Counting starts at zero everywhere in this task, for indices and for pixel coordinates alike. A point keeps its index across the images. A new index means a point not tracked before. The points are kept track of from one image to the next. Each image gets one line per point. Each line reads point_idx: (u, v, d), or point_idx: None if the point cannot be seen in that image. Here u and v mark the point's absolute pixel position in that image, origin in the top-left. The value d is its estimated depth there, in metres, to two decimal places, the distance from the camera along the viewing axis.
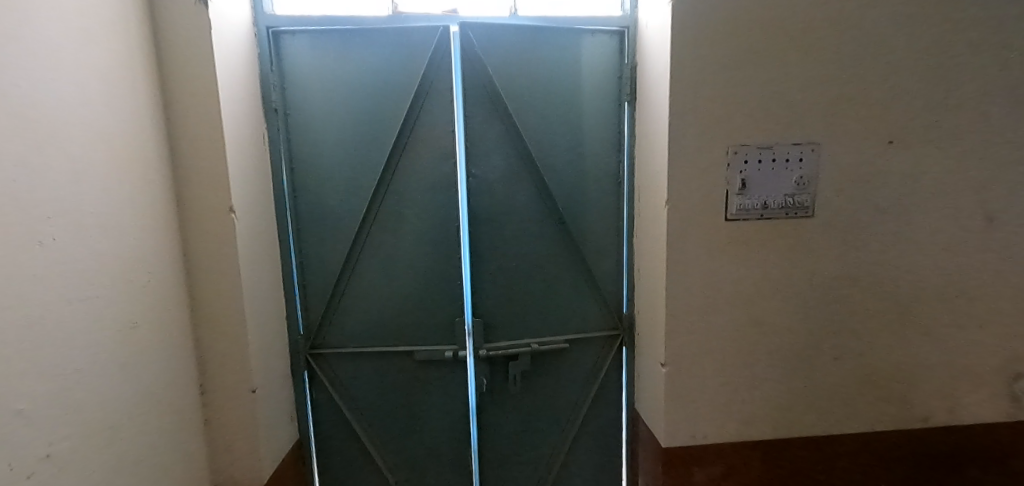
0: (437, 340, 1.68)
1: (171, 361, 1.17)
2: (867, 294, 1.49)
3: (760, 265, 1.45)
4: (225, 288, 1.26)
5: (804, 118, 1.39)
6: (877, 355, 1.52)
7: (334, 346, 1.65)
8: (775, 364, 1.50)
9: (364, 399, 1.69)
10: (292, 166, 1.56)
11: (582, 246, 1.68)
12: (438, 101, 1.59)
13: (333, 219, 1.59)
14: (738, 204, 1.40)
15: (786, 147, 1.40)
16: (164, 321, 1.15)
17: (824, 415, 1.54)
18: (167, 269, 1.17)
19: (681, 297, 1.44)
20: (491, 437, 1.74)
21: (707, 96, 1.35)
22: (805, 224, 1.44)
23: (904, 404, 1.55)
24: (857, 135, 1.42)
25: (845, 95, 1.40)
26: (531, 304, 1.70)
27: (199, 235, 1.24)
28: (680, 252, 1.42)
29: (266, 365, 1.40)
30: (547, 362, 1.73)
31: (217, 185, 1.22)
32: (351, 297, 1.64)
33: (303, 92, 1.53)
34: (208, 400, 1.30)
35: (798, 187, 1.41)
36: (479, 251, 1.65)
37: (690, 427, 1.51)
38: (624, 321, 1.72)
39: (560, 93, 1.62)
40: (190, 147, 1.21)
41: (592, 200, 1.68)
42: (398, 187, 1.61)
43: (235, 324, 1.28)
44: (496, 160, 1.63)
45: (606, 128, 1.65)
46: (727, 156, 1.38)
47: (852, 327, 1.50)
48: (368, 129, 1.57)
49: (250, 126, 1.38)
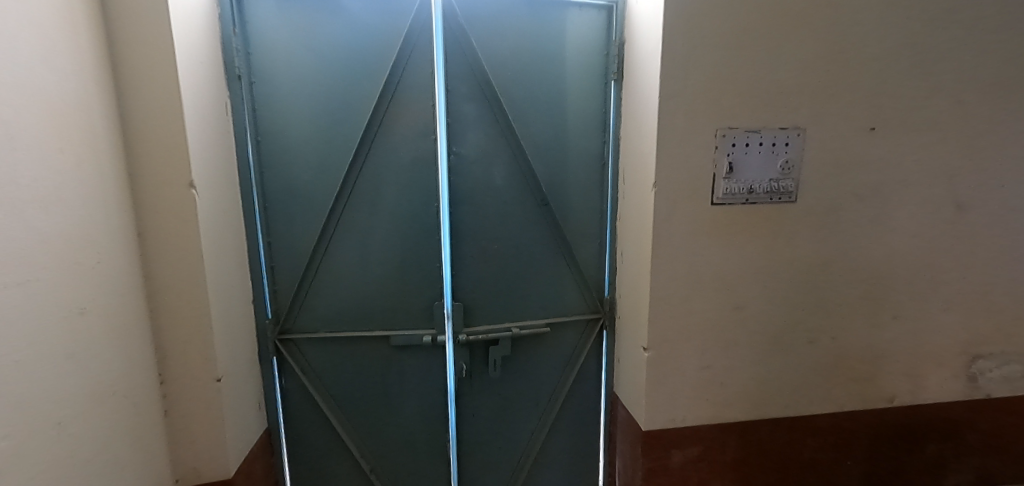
0: (415, 324, 1.62)
1: (126, 350, 1.07)
2: (842, 279, 1.52)
3: (743, 250, 1.45)
4: (187, 271, 1.16)
5: (792, 102, 1.38)
6: (850, 338, 1.56)
7: (306, 331, 1.57)
8: (754, 348, 1.52)
9: (337, 385, 1.62)
10: (258, 139, 1.45)
11: (564, 229, 1.65)
12: (417, 72, 1.50)
13: (304, 197, 1.50)
14: (724, 188, 1.39)
15: (773, 131, 1.39)
16: (117, 306, 1.05)
17: (798, 397, 1.58)
18: (121, 250, 1.07)
19: (665, 282, 1.43)
20: (469, 423, 1.71)
21: (699, 76, 1.32)
22: (788, 208, 1.44)
23: (873, 386, 1.60)
24: (842, 121, 1.42)
25: (832, 79, 1.39)
26: (513, 287, 1.66)
27: (154, 211, 1.13)
28: (666, 236, 1.40)
29: (232, 352, 1.31)
30: (528, 346, 1.71)
31: (175, 158, 1.11)
32: (324, 279, 1.56)
33: (270, 59, 1.42)
34: (167, 389, 1.21)
35: (784, 172, 1.41)
36: (459, 233, 1.59)
37: (670, 411, 1.51)
38: (606, 305, 1.71)
39: (544, 70, 1.56)
40: (143, 115, 1.09)
41: (575, 181, 1.64)
42: (375, 164, 1.52)
43: (198, 310, 1.18)
44: (478, 137, 1.56)
45: (592, 108, 1.60)
46: (715, 139, 1.36)
47: (827, 311, 1.53)
48: (343, 101, 1.47)
49: (212, 95, 1.26)
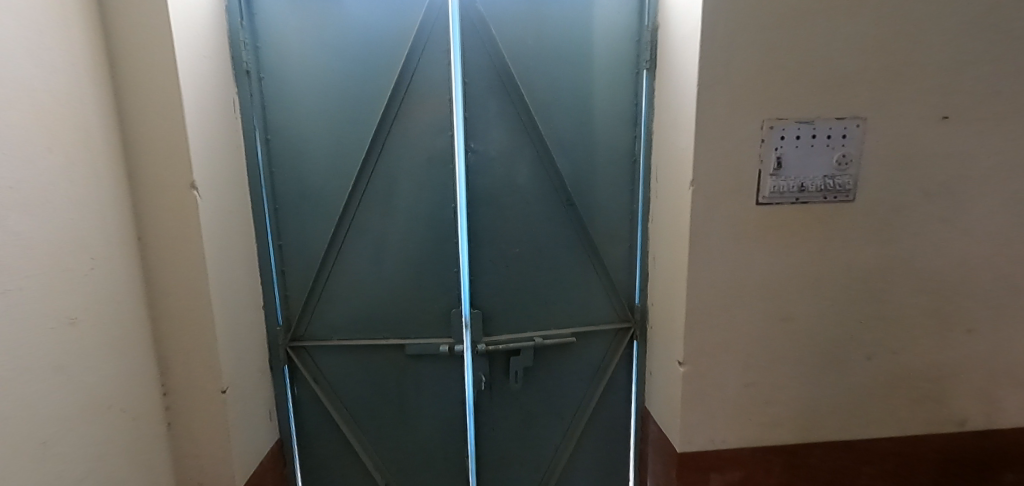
0: (431, 332, 1.53)
1: (124, 361, 1.01)
2: (906, 288, 1.35)
3: (793, 255, 1.30)
4: (189, 277, 1.10)
5: (850, 88, 1.22)
6: (914, 354, 1.39)
7: (318, 339, 1.50)
8: (804, 364, 1.37)
9: (351, 395, 1.55)
10: (268, 137, 1.38)
11: (591, 231, 1.53)
12: (433, 64, 1.40)
13: (315, 199, 1.43)
14: (771, 186, 1.24)
15: (828, 121, 1.23)
16: (113, 315, 0.99)
17: (854, 419, 1.41)
18: (118, 255, 1.01)
19: (703, 290, 1.29)
20: (489, 438, 1.61)
21: (743, 60, 1.18)
22: (844, 208, 1.29)
23: (942, 408, 1.42)
24: (909, 109, 1.25)
25: (897, 62, 1.22)
26: (535, 294, 1.55)
27: (154, 214, 1.07)
28: (705, 240, 1.26)
29: (239, 362, 1.24)
30: (551, 357, 1.59)
31: (176, 157, 1.05)
32: (336, 284, 1.48)
33: (280, 54, 1.35)
34: (171, 401, 1.15)
35: (840, 168, 1.25)
36: (478, 235, 1.49)
37: (708, 432, 1.38)
38: (636, 313, 1.57)
39: (569, 60, 1.44)
40: (143, 113, 1.03)
41: (604, 180, 1.51)
42: (389, 163, 1.44)
43: (201, 318, 1.12)
44: (498, 133, 1.46)
45: (621, 100, 1.47)
46: (762, 132, 1.22)
47: (888, 324, 1.36)
48: (355, 96, 1.39)
49: (218, 91, 1.19)
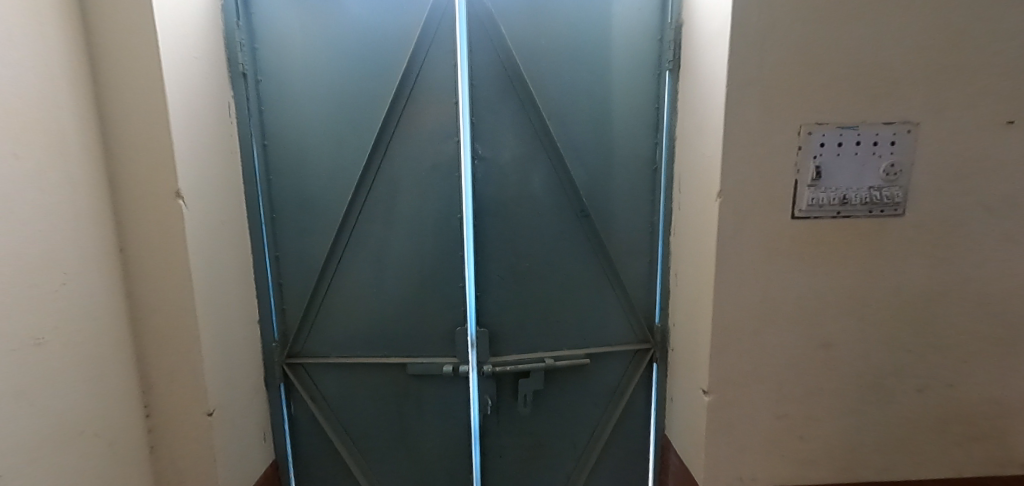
0: (435, 351, 1.44)
1: (101, 383, 0.95)
2: (963, 313, 1.20)
3: (833, 275, 1.17)
4: (174, 292, 1.03)
5: (900, 90, 1.09)
6: (972, 387, 1.23)
7: (316, 355, 1.42)
8: (844, 396, 1.23)
9: (350, 416, 1.46)
10: (265, 143, 1.31)
11: (607, 244, 1.42)
12: (439, 66, 1.32)
13: (314, 208, 1.35)
14: (809, 198, 1.12)
15: (874, 126, 1.10)
16: (90, 333, 0.92)
17: (901, 458, 1.27)
18: (95, 269, 0.94)
19: (731, 312, 1.17)
20: (495, 465, 1.50)
21: (778, 58, 1.06)
22: (892, 223, 1.15)
23: (1004, 448, 1.26)
24: (968, 113, 1.11)
25: (955, 61, 1.09)
26: (546, 311, 1.45)
27: (138, 224, 1.00)
28: (733, 257, 1.14)
29: (229, 381, 1.17)
30: (563, 379, 1.48)
31: (161, 165, 0.99)
32: (336, 298, 1.40)
33: (278, 55, 1.28)
34: (154, 423, 1.08)
35: (887, 178, 1.12)
36: (485, 248, 1.40)
37: (735, 468, 1.25)
38: (656, 334, 1.46)
39: (584, 60, 1.34)
40: (126, 118, 0.97)
41: (621, 190, 1.40)
42: (392, 170, 1.35)
43: (186, 335, 1.05)
44: (508, 139, 1.36)
45: (642, 103, 1.36)
46: (799, 138, 1.10)
47: (941, 352, 1.22)
48: (356, 99, 1.31)
49: (210, 94, 1.13)
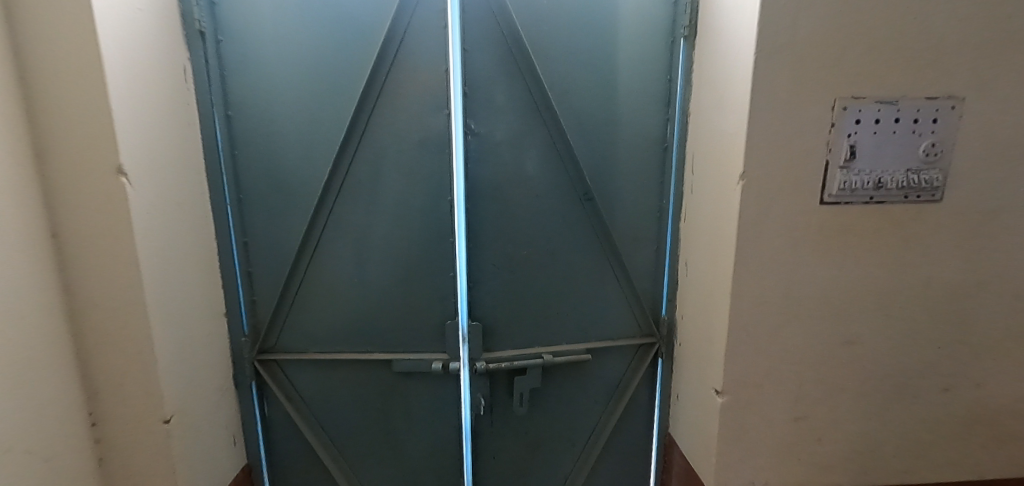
0: (423, 345, 1.32)
1: (35, 390, 0.82)
2: (995, 308, 1.11)
3: (860, 268, 1.07)
4: (120, 284, 0.89)
5: (946, 60, 0.97)
6: (999, 387, 1.15)
7: (292, 350, 1.30)
8: (865, 397, 1.14)
9: (330, 416, 1.35)
10: (229, 114, 1.16)
11: (611, 230, 1.30)
12: (426, 27, 1.16)
13: (287, 189, 1.21)
14: (840, 182, 1.00)
15: (916, 101, 0.98)
16: (19, 333, 0.79)
17: (920, 460, 1.19)
18: (21, 259, 0.80)
19: (749, 307, 1.06)
20: (488, 467, 1.40)
21: (814, 22, 0.93)
22: (926, 211, 1.04)
23: None
24: (1019, 88, 0.99)
25: (1009, 29, 0.97)
26: (544, 302, 1.33)
27: (76, 206, 0.86)
28: (754, 247, 1.03)
29: (190, 384, 1.04)
30: (562, 375, 1.38)
31: (99, 136, 0.84)
32: (312, 289, 1.27)
33: (240, 11, 1.12)
34: (104, 432, 0.96)
35: (926, 160, 1.01)
36: (478, 234, 1.27)
37: (747, 472, 1.16)
38: (662, 327, 1.36)
39: (590, 23, 1.19)
40: (55, 80, 0.81)
41: (628, 171, 1.28)
42: (374, 147, 1.21)
43: (137, 334, 0.92)
44: (504, 113, 1.22)
45: (653, 74, 1.23)
46: (833, 114, 0.97)
47: (970, 350, 1.13)
48: (332, 65, 1.16)
49: (159, 54, 0.97)
